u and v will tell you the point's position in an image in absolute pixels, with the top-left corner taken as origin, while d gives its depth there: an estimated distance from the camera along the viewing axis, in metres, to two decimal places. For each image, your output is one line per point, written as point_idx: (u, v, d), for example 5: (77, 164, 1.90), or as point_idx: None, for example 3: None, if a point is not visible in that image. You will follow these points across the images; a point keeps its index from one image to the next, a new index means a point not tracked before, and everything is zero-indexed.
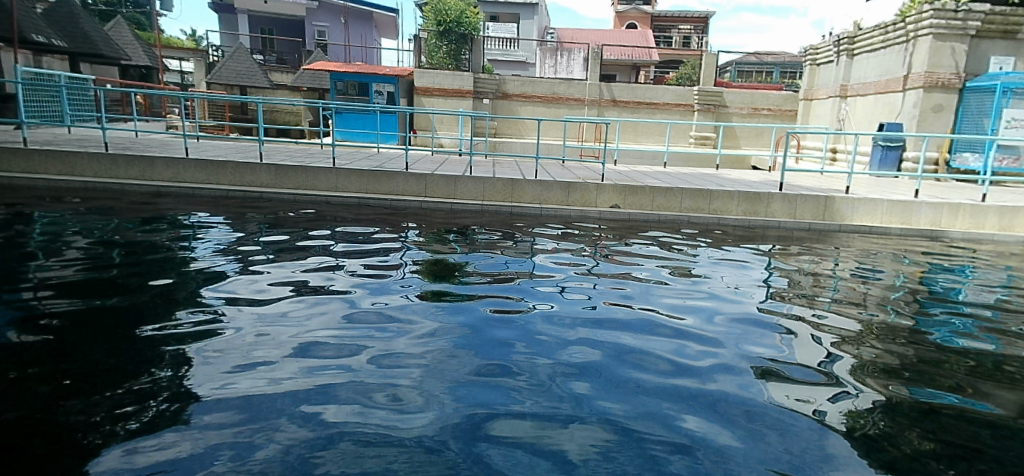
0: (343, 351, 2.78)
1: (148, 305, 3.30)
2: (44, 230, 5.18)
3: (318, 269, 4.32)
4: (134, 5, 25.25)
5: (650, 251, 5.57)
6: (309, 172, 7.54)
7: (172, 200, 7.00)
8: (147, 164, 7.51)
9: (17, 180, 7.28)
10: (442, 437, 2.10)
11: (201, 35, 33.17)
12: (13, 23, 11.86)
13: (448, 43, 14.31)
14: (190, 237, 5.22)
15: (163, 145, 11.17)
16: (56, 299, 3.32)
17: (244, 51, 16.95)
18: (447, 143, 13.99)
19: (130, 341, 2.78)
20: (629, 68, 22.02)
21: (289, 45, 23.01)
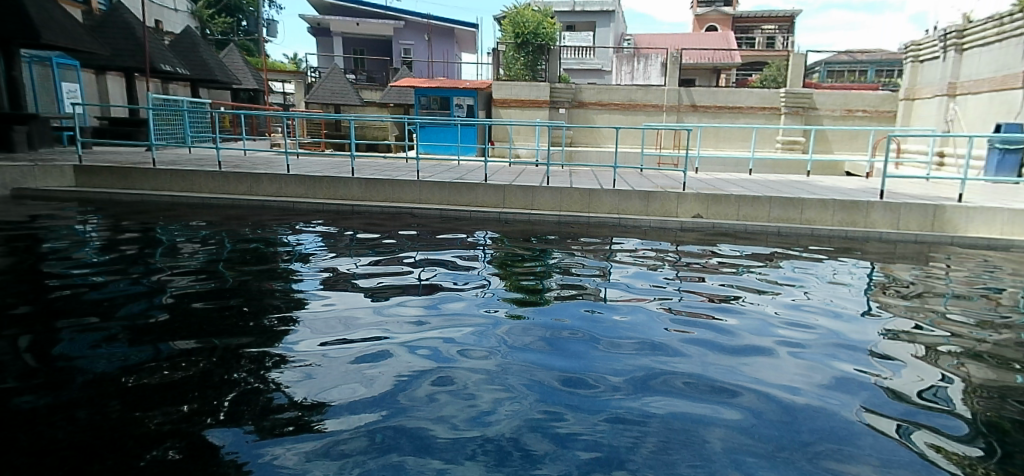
0: (422, 364, 2.94)
1: (248, 319, 3.53)
2: (171, 242, 5.82)
3: (401, 280, 4.57)
4: (244, 33, 27.49)
5: (731, 263, 5.56)
6: (395, 185, 8.04)
7: (276, 213, 7.66)
8: (255, 180, 8.29)
9: (147, 196, 8.17)
10: (560, 439, 2.29)
11: (301, 59, 35.59)
12: (146, 56, 13.26)
13: (525, 54, 14.55)
14: (290, 249, 5.64)
15: (268, 162, 12.14)
16: (174, 309, 3.67)
17: (338, 71, 18.01)
18: (526, 154, 14.22)
19: (230, 354, 2.98)
20: (710, 72, 21.63)
21: (377, 64, 24.35)
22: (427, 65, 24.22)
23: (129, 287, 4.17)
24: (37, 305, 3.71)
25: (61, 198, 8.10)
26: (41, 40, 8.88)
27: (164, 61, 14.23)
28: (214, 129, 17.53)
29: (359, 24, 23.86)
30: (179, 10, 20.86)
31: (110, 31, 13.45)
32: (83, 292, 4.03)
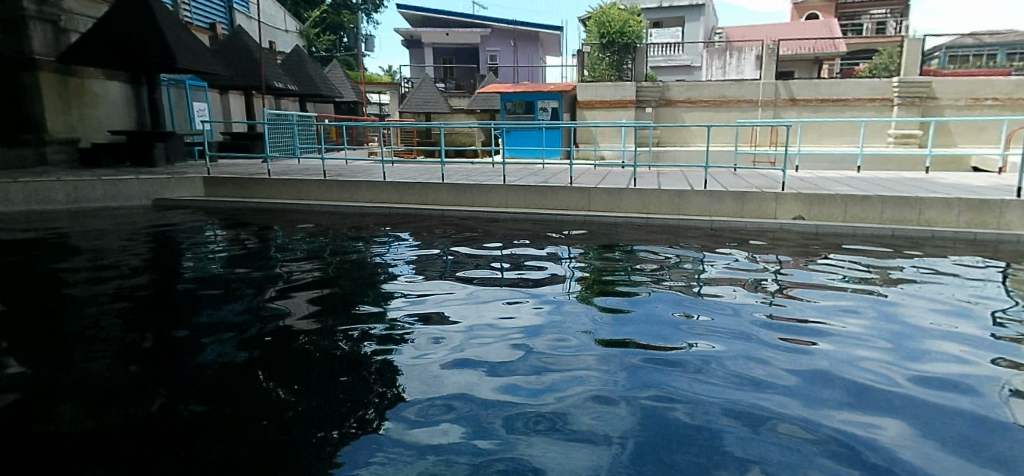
0: (515, 373, 3.02)
1: (351, 324, 3.73)
2: (283, 244, 6.32)
3: (491, 286, 4.68)
4: (344, 48, 29.19)
5: (829, 267, 5.38)
6: (481, 190, 8.15)
7: (370, 219, 8.00)
8: (353, 187, 8.68)
9: (260, 203, 8.73)
10: (661, 439, 2.42)
11: (395, 70, 37.22)
12: (262, 74, 14.31)
13: (610, 54, 14.40)
14: (385, 253, 5.87)
15: (366, 170, 12.73)
16: (286, 313, 3.94)
17: (429, 82, 18.69)
18: (611, 155, 14.08)
19: (334, 358, 3.17)
20: (811, 62, 20.56)
21: (465, 71, 24.98)
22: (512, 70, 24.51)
23: (250, 289, 4.53)
24: (169, 306, 4.10)
25: (188, 207, 8.76)
26: (176, 63, 9.66)
27: (276, 78, 15.23)
28: (319, 140, 18.59)
29: (448, 34, 24.63)
30: (289, 31, 22.48)
31: (232, 53, 14.58)
32: (216, 290, 4.53)
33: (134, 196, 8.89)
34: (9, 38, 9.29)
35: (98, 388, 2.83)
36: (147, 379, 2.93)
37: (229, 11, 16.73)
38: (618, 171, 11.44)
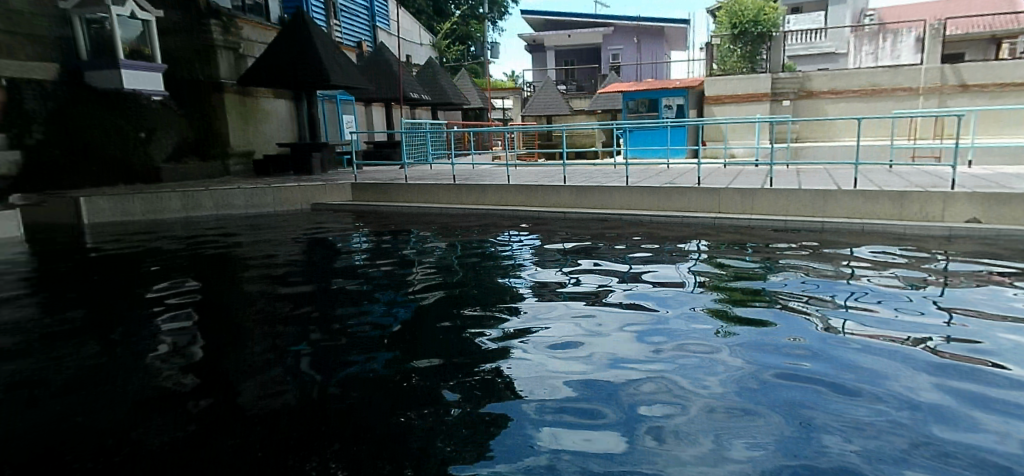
0: (636, 378, 2.87)
1: (474, 322, 3.76)
2: (418, 239, 6.61)
3: (611, 279, 4.70)
4: (472, 56, 30.29)
5: (1007, 272, 4.67)
6: (604, 192, 7.76)
7: (493, 220, 7.73)
8: (479, 191, 8.45)
9: (397, 208, 8.75)
10: (800, 430, 2.36)
11: (517, 75, 38.05)
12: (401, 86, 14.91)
13: (742, 44, 13.77)
14: (506, 248, 6.03)
15: (492, 172, 12.86)
16: (414, 308, 4.06)
17: (550, 85, 18.70)
18: (743, 153, 13.57)
19: (456, 357, 3.18)
20: (985, 43, 18.25)
21: (587, 72, 24.85)
22: (635, 68, 23.96)
23: (388, 277, 4.91)
24: (319, 289, 4.58)
25: (339, 211, 8.88)
26: (329, 80, 10.60)
27: (412, 90, 15.74)
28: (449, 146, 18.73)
29: (570, 36, 24.75)
30: (423, 43, 23.75)
31: (375, 68, 15.52)
32: (354, 279, 4.88)
33: (294, 201, 9.10)
34: (203, 65, 10.83)
35: (247, 374, 3.02)
36: (289, 366, 3.10)
37: (373, 29, 18.17)
38: (750, 170, 11.00)
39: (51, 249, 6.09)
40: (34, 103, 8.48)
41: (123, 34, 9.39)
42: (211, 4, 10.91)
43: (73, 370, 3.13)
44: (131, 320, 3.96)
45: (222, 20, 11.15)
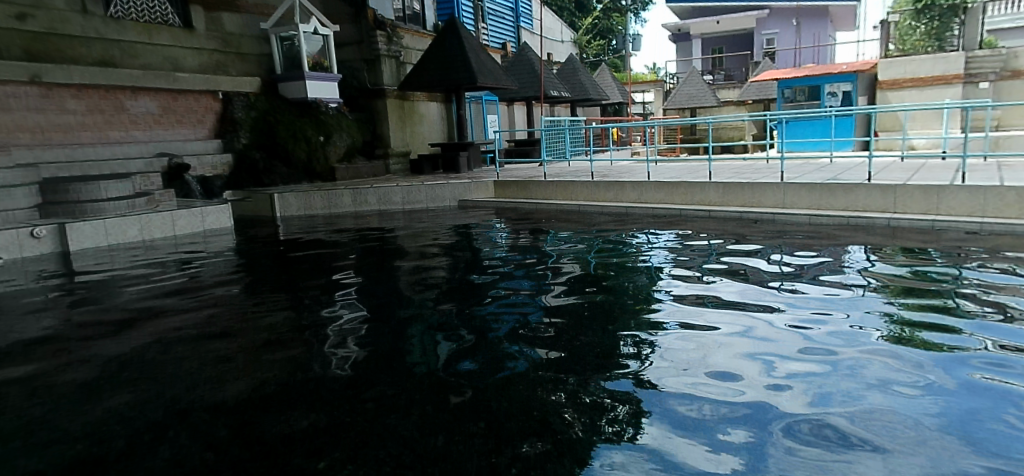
0: (794, 380, 2.53)
1: (611, 313, 3.58)
2: (556, 234, 6.65)
3: (760, 273, 4.46)
4: (613, 51, 29.81)
5: None
6: (756, 189, 7.27)
7: (633, 218, 7.56)
8: (619, 188, 8.33)
9: (538, 204, 8.83)
10: (1006, 439, 2.01)
11: (660, 68, 36.78)
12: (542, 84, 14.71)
13: (927, 20, 12.15)
14: (648, 244, 5.77)
15: (632, 167, 12.33)
16: (554, 297, 3.97)
17: (697, 74, 17.68)
18: (926, 144, 12.04)
19: (591, 344, 3.04)
20: None
21: (737, 60, 23.35)
22: (793, 52, 22.03)
23: (533, 265, 5.03)
24: (470, 274, 4.75)
25: (484, 206, 9.23)
26: (477, 83, 10.98)
27: (553, 87, 15.54)
28: (588, 143, 18.15)
29: (719, 22, 23.41)
30: (566, 41, 23.75)
31: (517, 67, 15.58)
32: (496, 266, 5.02)
33: (444, 197, 9.60)
34: (371, 73, 11.99)
35: (392, 347, 3.11)
36: (431, 343, 3.14)
37: (517, 30, 18.57)
38: (936, 163, 9.71)
39: (251, 238, 6.98)
40: (242, 111, 10.30)
41: (307, 48, 10.72)
42: (378, 16, 11.83)
43: (252, 332, 3.44)
44: (303, 291, 4.39)
45: (387, 31, 11.96)
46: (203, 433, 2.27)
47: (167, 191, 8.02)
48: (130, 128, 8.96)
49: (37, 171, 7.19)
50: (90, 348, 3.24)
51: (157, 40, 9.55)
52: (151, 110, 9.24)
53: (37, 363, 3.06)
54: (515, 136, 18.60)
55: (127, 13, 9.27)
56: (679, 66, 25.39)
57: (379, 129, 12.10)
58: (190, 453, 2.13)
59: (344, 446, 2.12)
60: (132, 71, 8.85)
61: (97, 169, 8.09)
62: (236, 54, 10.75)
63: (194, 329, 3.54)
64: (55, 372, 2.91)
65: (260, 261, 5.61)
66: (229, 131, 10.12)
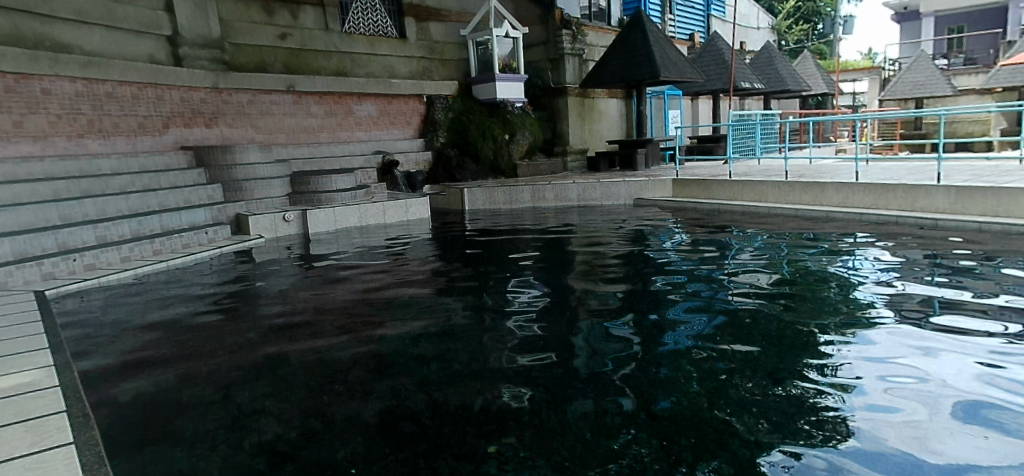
0: (992, 418, 2.21)
1: (795, 327, 3.26)
2: (742, 237, 6.26)
3: (990, 293, 3.76)
4: (820, 36, 27.09)
5: None
6: (1000, 194, 6.13)
7: (834, 223, 6.83)
8: (820, 190, 7.59)
9: (723, 205, 8.32)
10: None
11: (876, 54, 32.74)
12: (730, 75, 13.84)
13: None
14: (847, 255, 5.14)
15: (836, 167, 11.09)
16: (727, 303, 3.79)
17: (925, 59, 15.32)
18: None
19: (767, 357, 2.82)
20: None
21: (983, 40, 19.82)
22: None
23: (707, 269, 4.80)
24: (640, 274, 4.69)
25: (661, 205, 8.98)
26: (659, 76, 10.64)
27: (744, 78, 14.54)
28: (783, 140, 16.74)
29: None
30: (764, 28, 22.03)
31: (706, 59, 14.82)
32: (675, 267, 4.90)
33: (620, 196, 9.52)
34: (555, 72, 12.29)
35: (565, 337, 3.23)
36: (596, 341, 3.14)
37: (708, 18, 17.69)
38: None
39: (442, 230, 7.54)
40: (442, 112, 11.19)
41: (499, 51, 11.29)
42: (564, 16, 12.06)
43: (441, 315, 3.75)
44: (489, 280, 4.69)
45: (572, 29, 12.14)
46: (394, 405, 2.51)
47: (380, 185, 8.99)
48: (355, 129, 10.22)
49: (288, 164, 8.38)
50: (319, 315, 3.84)
51: (377, 51, 10.74)
52: (371, 113, 10.45)
53: (276, 327, 3.63)
54: (699, 132, 17.71)
55: (356, 27, 10.53)
56: (902, 50, 22.23)
57: (560, 127, 12.36)
58: (387, 415, 2.43)
59: (509, 429, 2.27)
60: (358, 79, 10.06)
61: (330, 164, 9.31)
62: (439, 60, 11.71)
63: (394, 308, 3.96)
64: (291, 334, 3.49)
65: (451, 250, 6.09)
66: (430, 130, 11.07)
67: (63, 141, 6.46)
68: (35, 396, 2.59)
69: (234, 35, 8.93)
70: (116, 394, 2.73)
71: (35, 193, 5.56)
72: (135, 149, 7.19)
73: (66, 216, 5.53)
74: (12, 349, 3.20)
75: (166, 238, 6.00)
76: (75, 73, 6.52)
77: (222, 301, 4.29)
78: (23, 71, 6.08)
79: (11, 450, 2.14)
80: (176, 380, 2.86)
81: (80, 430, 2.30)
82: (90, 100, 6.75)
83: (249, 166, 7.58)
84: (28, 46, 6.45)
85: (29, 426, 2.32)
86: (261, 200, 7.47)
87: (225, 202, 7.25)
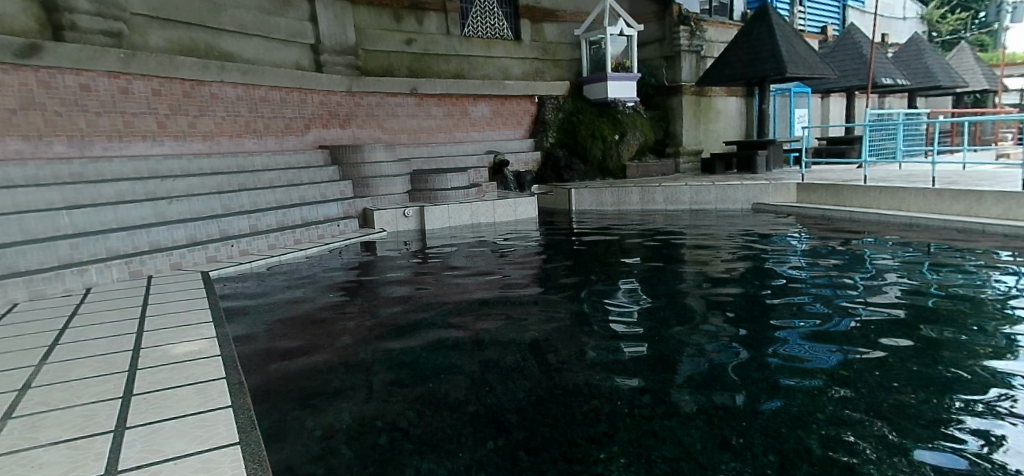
0: None
1: (935, 348, 2.94)
2: (877, 246, 5.78)
3: None
4: (981, 26, 24.20)
5: None
6: None
7: (991, 236, 6.10)
8: (974, 198, 6.81)
9: (856, 212, 7.70)
10: None
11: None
12: (868, 71, 12.76)
13: None
14: (1002, 269, 4.59)
15: (993, 173, 9.89)
16: (854, 314, 3.54)
17: None
18: None
19: (900, 380, 2.60)
20: None
21: None
22: None
23: (833, 279, 4.45)
24: (757, 282, 4.43)
25: (782, 212, 8.46)
26: (785, 72, 10.02)
27: (885, 74, 13.33)
28: (929, 143, 15.18)
29: None
30: (912, 18, 20.05)
31: (840, 53, 13.78)
32: (797, 275, 4.63)
33: (738, 200, 9.09)
34: (670, 70, 11.99)
35: (679, 342, 3.17)
36: (707, 349, 3.03)
37: (845, 10, 16.43)
38: None
39: (552, 230, 7.58)
40: (552, 113, 11.26)
41: (612, 50, 11.15)
42: (682, 11, 11.65)
43: (553, 314, 3.80)
44: (599, 281, 4.68)
45: (691, 25, 11.74)
46: (505, 397, 2.59)
47: (492, 184, 9.21)
48: (471, 129, 10.55)
49: (409, 163, 8.80)
50: (439, 308, 4.02)
51: (494, 53, 11.01)
52: (485, 114, 10.73)
53: (400, 318, 3.82)
54: (829, 133, 16.50)
55: (475, 30, 10.86)
56: None
57: (673, 127, 12.04)
58: (500, 405, 2.52)
59: (618, 429, 2.28)
60: (474, 81, 10.36)
61: (447, 163, 9.68)
62: (552, 61, 11.79)
63: (509, 307, 4.03)
64: (413, 324, 3.68)
65: (562, 250, 6.13)
66: (540, 131, 11.19)
67: (225, 140, 7.17)
68: (203, 363, 2.91)
69: (367, 41, 9.52)
70: (264, 368, 3.02)
71: (202, 186, 6.22)
72: (282, 148, 7.86)
73: (226, 206, 6.13)
74: (183, 322, 3.62)
75: (305, 229, 6.49)
76: (237, 80, 7.23)
77: (353, 291, 4.58)
78: (198, 79, 6.82)
79: (183, 409, 2.43)
80: (313, 359, 3.11)
81: (237, 395, 2.56)
82: (248, 103, 7.46)
83: (376, 164, 8.04)
84: (199, 55, 7.23)
85: (197, 389, 2.62)
86: (384, 196, 7.91)
87: (355, 197, 7.75)
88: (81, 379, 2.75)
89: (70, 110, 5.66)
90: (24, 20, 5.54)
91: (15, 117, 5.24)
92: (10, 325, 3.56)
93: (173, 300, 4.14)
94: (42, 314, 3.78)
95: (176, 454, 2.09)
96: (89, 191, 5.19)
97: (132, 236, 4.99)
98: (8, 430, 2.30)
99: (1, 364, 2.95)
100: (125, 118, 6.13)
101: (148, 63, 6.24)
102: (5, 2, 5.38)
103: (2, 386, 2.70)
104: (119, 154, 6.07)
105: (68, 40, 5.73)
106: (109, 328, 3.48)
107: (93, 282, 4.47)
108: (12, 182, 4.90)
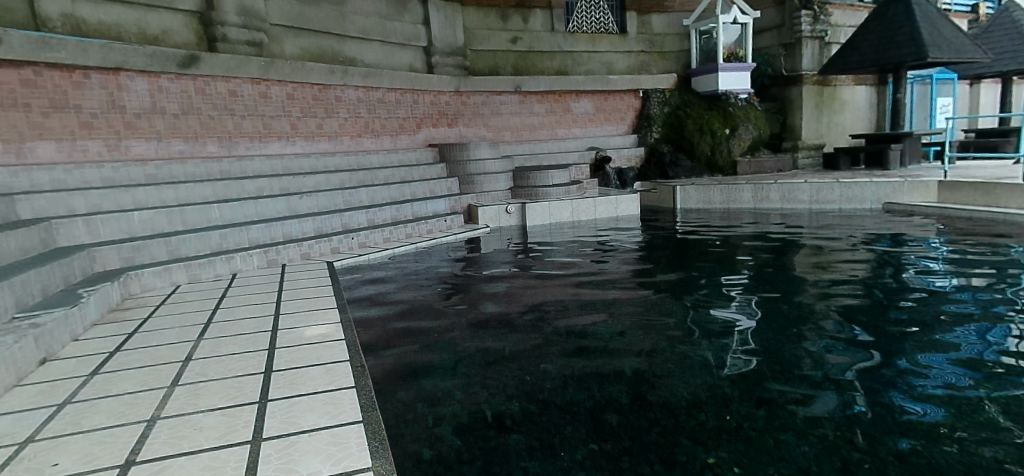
0: None
1: None
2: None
3: None
4: None
5: None
6: None
7: None
8: None
9: (1010, 214, 6.75)
10: None
11: None
12: None
13: None
14: None
15: None
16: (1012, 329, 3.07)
17: None
18: None
19: None
20: None
21: None
22: None
23: (985, 289, 3.90)
24: (889, 289, 3.98)
25: (918, 212, 7.61)
26: (927, 58, 9.00)
27: None
28: None
29: None
30: None
31: (993, 35, 12.25)
32: (939, 283, 4.11)
33: (865, 198, 8.29)
34: (788, 59, 11.21)
35: (806, 349, 2.89)
36: (833, 359, 2.74)
37: None
38: None
39: (657, 228, 7.29)
40: (657, 107, 10.87)
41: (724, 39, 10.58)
42: None
43: (665, 315, 3.60)
44: (710, 283, 4.41)
45: (814, 8, 10.82)
46: (616, 398, 2.46)
47: (594, 181, 9.02)
48: (572, 126, 10.42)
49: (512, 160, 8.82)
50: (548, 306, 3.94)
51: (598, 48, 10.80)
52: (588, 110, 10.56)
53: (509, 313, 3.77)
54: (977, 125, 14.70)
55: (581, 24, 10.71)
56: None
57: (792, 120, 11.24)
58: (608, 405, 2.40)
59: (737, 441, 2.10)
60: (578, 77, 10.20)
61: (548, 160, 9.62)
62: (658, 53, 11.40)
63: (623, 307, 3.86)
64: (522, 319, 3.62)
65: (671, 250, 5.86)
66: (644, 126, 10.85)
67: (347, 140, 7.51)
68: (331, 346, 3.00)
69: (475, 42, 9.69)
70: (382, 355, 3.08)
71: (327, 182, 6.53)
72: (395, 147, 8.12)
73: (348, 201, 6.41)
74: (313, 307, 3.78)
75: (416, 223, 6.62)
76: (359, 82, 7.54)
77: (463, 285, 4.61)
78: (325, 83, 7.17)
79: (315, 386, 2.50)
80: (426, 349, 3.14)
81: (361, 377, 2.59)
82: (368, 104, 7.77)
83: (481, 162, 8.10)
84: (326, 61, 7.63)
85: (326, 369, 2.69)
86: (488, 193, 7.95)
87: (460, 194, 7.86)
88: (231, 355, 2.92)
89: (221, 114, 6.14)
90: (187, 34, 6.21)
91: (178, 120, 5.78)
92: (172, 304, 3.90)
93: (304, 287, 4.35)
94: (197, 295, 4.09)
95: (310, 428, 2.15)
96: (235, 186, 5.59)
97: (269, 228, 5.30)
98: (170, 394, 2.47)
99: (168, 338, 3.21)
100: (264, 120, 6.56)
101: (284, 69, 6.64)
102: (173, 19, 6.08)
103: (167, 357, 2.92)
104: (259, 152, 6.51)
105: (221, 50, 6.26)
106: (253, 310, 3.70)
107: (239, 268, 4.80)
108: (176, 178, 5.43)
